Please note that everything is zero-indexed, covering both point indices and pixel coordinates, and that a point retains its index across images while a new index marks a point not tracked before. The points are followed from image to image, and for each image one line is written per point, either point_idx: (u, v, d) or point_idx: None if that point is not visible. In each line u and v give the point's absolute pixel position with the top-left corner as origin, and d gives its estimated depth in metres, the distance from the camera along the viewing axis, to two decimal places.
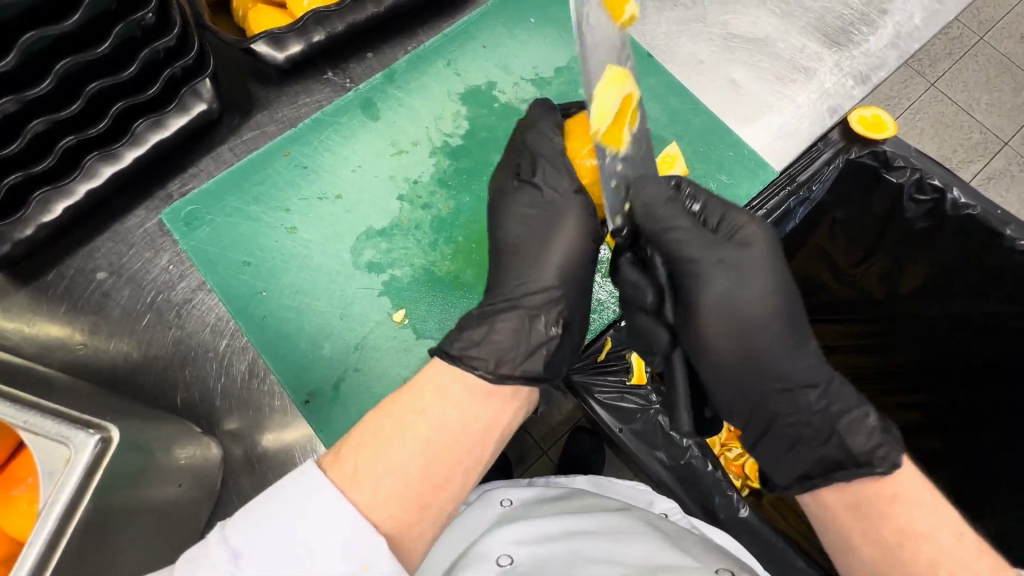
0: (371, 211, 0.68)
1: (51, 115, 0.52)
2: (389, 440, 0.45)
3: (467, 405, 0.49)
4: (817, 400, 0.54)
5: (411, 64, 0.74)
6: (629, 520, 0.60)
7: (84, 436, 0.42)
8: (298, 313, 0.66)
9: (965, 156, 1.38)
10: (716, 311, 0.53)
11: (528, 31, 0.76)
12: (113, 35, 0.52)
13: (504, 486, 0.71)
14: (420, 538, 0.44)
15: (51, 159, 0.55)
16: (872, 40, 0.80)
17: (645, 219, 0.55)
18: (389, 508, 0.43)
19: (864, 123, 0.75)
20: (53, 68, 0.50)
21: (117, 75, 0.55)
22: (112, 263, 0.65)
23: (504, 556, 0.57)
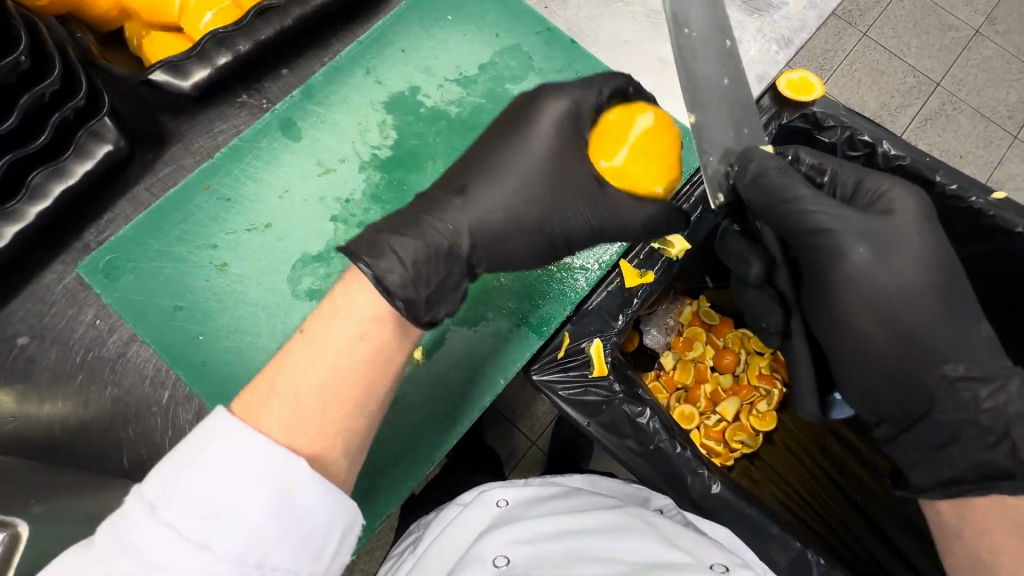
0: (305, 235, 0.65)
1: None
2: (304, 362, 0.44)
3: (358, 296, 0.47)
4: (987, 396, 0.53)
5: (329, 77, 0.70)
6: (629, 517, 0.59)
7: None
8: (239, 352, 0.62)
9: (902, 101, 1.42)
10: (868, 294, 0.54)
11: (446, 29, 0.74)
12: (18, 109, 0.51)
13: (502, 486, 0.69)
14: (341, 465, 0.46)
15: None
16: (790, 3, 0.80)
17: (970, 184, 0.74)
18: (293, 429, 0.43)
19: (793, 87, 0.78)
20: None
21: (25, 146, 0.54)
22: (33, 326, 0.62)
23: (500, 557, 0.56)
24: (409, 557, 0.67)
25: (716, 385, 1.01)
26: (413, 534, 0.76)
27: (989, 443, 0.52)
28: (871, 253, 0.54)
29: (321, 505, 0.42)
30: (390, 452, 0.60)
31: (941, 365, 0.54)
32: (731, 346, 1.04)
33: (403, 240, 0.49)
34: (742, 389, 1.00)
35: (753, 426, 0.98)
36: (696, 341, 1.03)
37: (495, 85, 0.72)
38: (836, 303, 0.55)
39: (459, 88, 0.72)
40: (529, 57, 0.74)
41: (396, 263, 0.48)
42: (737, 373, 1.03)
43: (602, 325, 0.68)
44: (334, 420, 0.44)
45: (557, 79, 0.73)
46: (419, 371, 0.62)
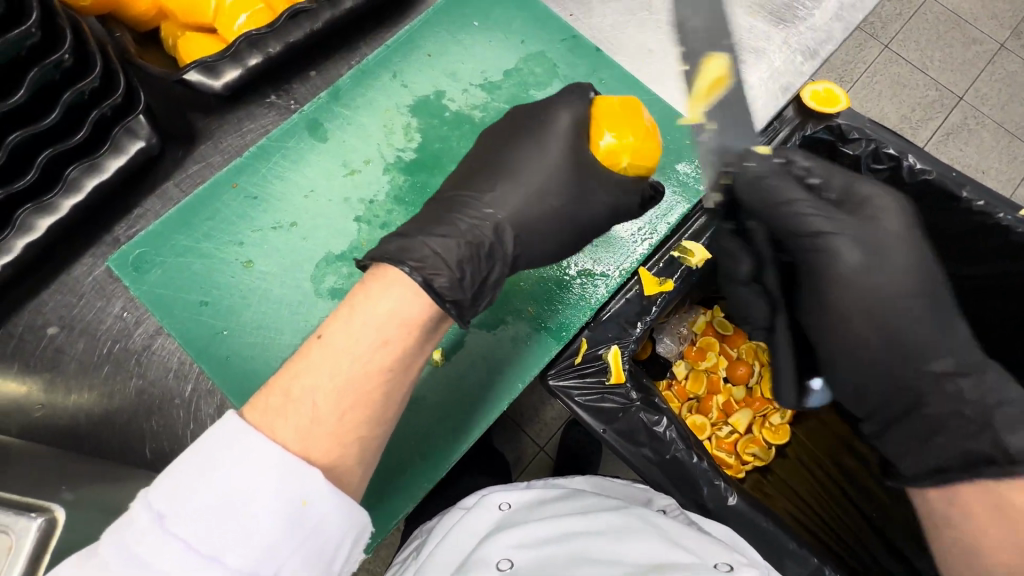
0: (328, 234, 0.66)
1: (6, 187, 0.53)
2: (320, 365, 0.45)
3: (381, 292, 0.48)
4: (970, 387, 0.56)
5: (356, 80, 0.72)
6: (631, 519, 0.58)
7: (25, 521, 0.38)
8: (263, 347, 0.62)
9: (923, 114, 1.40)
10: (855, 298, 0.58)
11: (473, 35, 0.75)
12: (61, 103, 0.53)
13: (503, 490, 0.69)
14: (353, 474, 0.46)
15: (34, 172, 0.54)
16: (817, 14, 0.80)
17: (996, 199, 0.74)
18: (303, 436, 0.43)
19: (817, 98, 0.78)
20: (37, 160, 0.54)
21: (66, 140, 0.55)
22: (63, 317, 0.63)
23: (504, 560, 0.56)
24: (416, 560, 0.67)
25: (728, 394, 1.00)
26: (417, 536, 0.76)
27: (975, 434, 0.55)
28: (863, 256, 0.58)
29: (327, 522, 0.42)
30: (408, 452, 0.60)
31: (929, 361, 0.57)
32: (744, 357, 1.01)
33: (444, 242, 0.52)
34: (756, 402, 0.99)
35: (765, 439, 0.99)
36: (709, 351, 1.01)
37: (519, 91, 0.73)
38: (825, 296, 0.60)
39: (484, 93, 0.73)
40: (554, 63, 0.74)
41: (442, 264, 0.51)
42: (751, 386, 1.01)
43: (619, 333, 0.68)
44: (348, 434, 0.44)
45: (581, 85, 0.74)
46: (437, 373, 0.62)
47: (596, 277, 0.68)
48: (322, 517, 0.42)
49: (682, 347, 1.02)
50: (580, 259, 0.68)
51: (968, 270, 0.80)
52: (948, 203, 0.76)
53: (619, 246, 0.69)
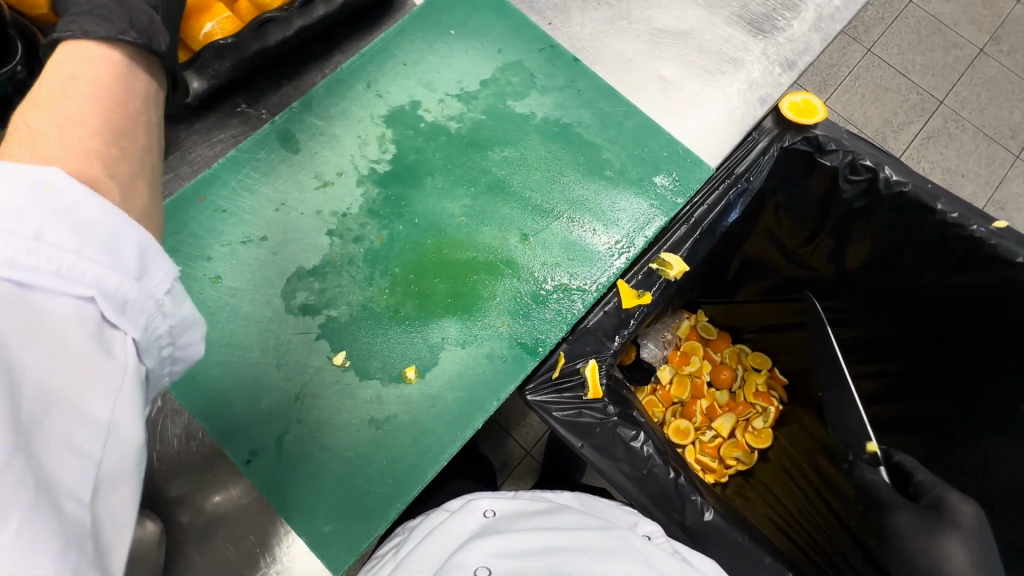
0: (300, 248, 0.64)
1: None
2: (35, 100, 0.31)
3: (77, 47, 0.35)
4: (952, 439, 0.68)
5: (329, 90, 0.70)
6: (616, 539, 0.58)
7: None
8: (231, 365, 0.60)
9: (905, 119, 1.42)
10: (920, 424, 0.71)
11: (449, 44, 0.74)
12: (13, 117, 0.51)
13: (491, 498, 0.69)
14: (135, 200, 0.33)
15: None
16: (795, 25, 0.80)
17: (970, 211, 0.75)
18: (51, 144, 0.30)
19: (795, 109, 0.78)
20: None
21: None
22: None
23: (482, 568, 0.54)
24: (391, 560, 0.66)
25: (712, 399, 1.01)
26: (397, 537, 0.75)
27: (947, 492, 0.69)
28: None
29: (122, 221, 0.30)
30: (380, 473, 0.58)
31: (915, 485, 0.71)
32: (728, 361, 1.05)
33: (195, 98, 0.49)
34: (739, 406, 1.02)
35: (748, 443, 1.00)
36: (693, 355, 1.03)
37: (496, 101, 0.72)
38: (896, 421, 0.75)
39: (460, 104, 0.71)
40: (532, 73, 0.74)
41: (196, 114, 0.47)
42: (733, 390, 1.04)
43: (598, 346, 0.68)
44: (113, 146, 0.32)
45: (559, 95, 0.73)
46: (410, 391, 0.61)
47: (571, 292, 0.66)
48: (107, 227, 0.29)
49: (666, 351, 1.00)
50: (554, 274, 0.66)
51: (943, 281, 0.81)
52: (924, 213, 0.77)
53: (597, 258, 0.67)
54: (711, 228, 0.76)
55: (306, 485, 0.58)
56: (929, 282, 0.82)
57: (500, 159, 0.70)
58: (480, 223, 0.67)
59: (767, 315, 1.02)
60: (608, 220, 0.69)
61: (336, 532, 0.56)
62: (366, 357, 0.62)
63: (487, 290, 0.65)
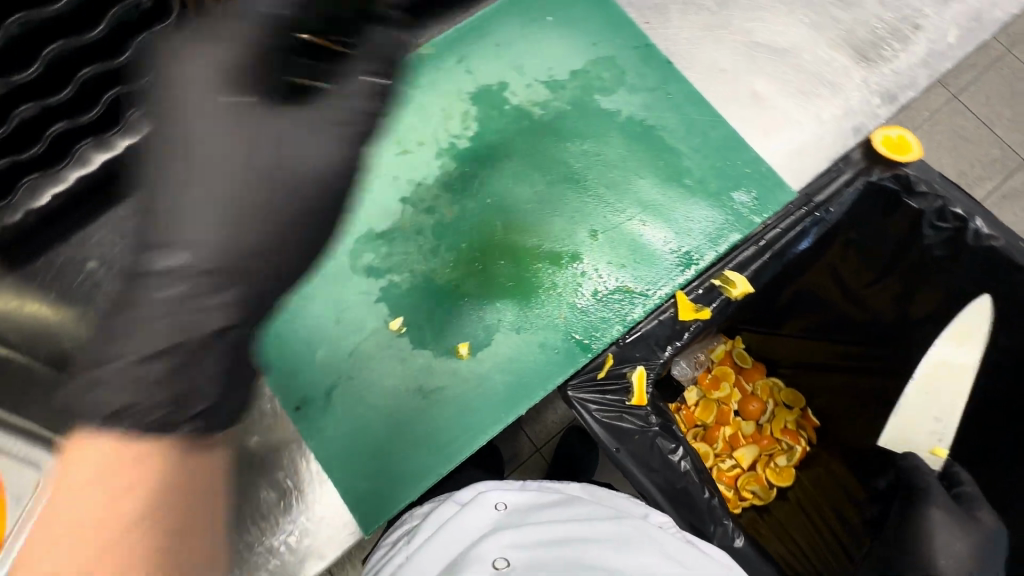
0: (372, 210, 0.65)
1: (72, 120, 0.55)
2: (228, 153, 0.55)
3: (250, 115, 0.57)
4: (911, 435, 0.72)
5: (421, 60, 0.71)
6: (631, 529, 0.58)
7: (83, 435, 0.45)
8: (293, 314, 0.62)
9: (983, 173, 1.34)
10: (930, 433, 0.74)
11: (545, 30, 0.73)
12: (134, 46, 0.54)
13: (501, 490, 0.66)
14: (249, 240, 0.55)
15: (99, 109, 0.56)
16: (902, 57, 0.77)
17: None
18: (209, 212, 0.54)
19: (888, 144, 0.75)
20: (104, 98, 0.56)
21: (133, 83, 0.57)
22: (104, 254, 0.65)
23: (501, 559, 0.55)
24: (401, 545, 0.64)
25: (738, 428, 0.95)
26: (404, 522, 0.72)
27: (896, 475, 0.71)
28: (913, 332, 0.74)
29: None
30: (418, 442, 0.59)
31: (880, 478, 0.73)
32: (760, 394, 0.98)
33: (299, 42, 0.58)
34: (764, 440, 0.95)
35: (768, 479, 0.94)
36: (723, 381, 0.97)
37: (583, 94, 0.71)
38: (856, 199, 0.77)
39: (547, 91, 0.71)
40: (623, 70, 0.73)
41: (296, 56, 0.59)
42: (761, 422, 0.97)
43: (647, 354, 0.66)
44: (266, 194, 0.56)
45: (648, 97, 0.72)
46: (460, 366, 0.61)
47: (631, 294, 0.65)
48: None
49: (696, 373, 0.96)
50: (618, 274, 0.65)
51: None
52: (1010, 273, 0.73)
53: (662, 266, 0.66)
54: (779, 254, 0.71)
55: (345, 440, 0.59)
56: (997, 345, 0.77)
57: (580, 152, 0.69)
58: (551, 212, 0.67)
59: (818, 352, 0.93)
60: (679, 229, 0.68)
61: (371, 490, 0.58)
62: (421, 326, 0.62)
63: (549, 280, 0.64)
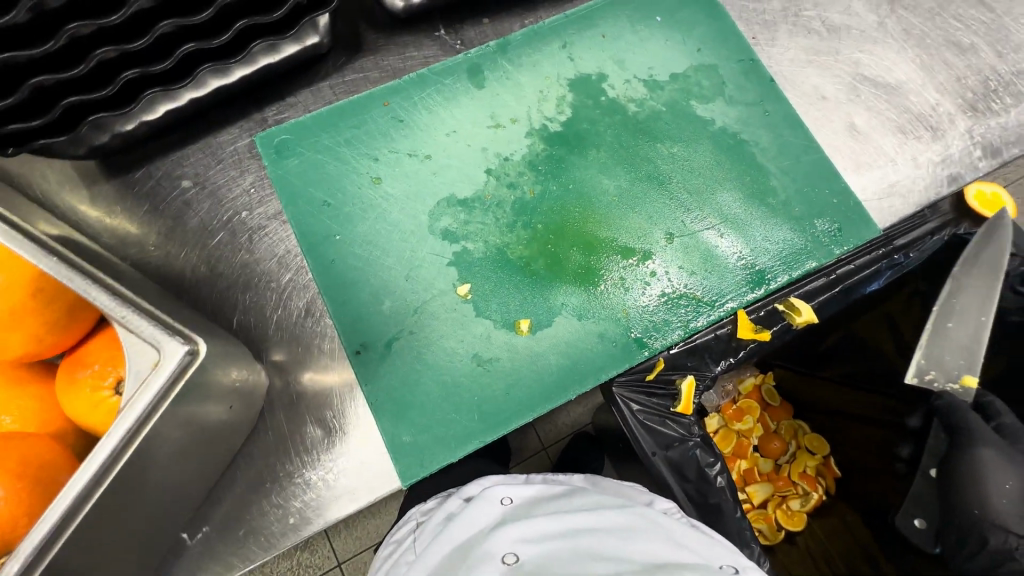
0: (457, 177, 0.67)
1: (203, 42, 0.56)
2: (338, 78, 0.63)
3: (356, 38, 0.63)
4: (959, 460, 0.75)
5: (527, 39, 0.72)
6: (635, 516, 0.59)
7: (175, 347, 0.45)
8: (366, 263, 0.64)
9: None
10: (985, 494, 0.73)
11: (652, 29, 0.73)
12: None
13: (505, 484, 0.67)
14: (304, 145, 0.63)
15: (228, 36, 0.57)
16: (1012, 112, 0.74)
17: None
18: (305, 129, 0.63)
19: (982, 199, 0.74)
20: (234, 26, 0.57)
21: (265, 15, 0.58)
22: (198, 175, 0.68)
23: (511, 554, 0.55)
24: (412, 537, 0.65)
25: (753, 463, 0.93)
26: (409, 517, 0.72)
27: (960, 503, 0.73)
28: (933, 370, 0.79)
29: None
30: (466, 408, 0.60)
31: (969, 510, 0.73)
32: (782, 433, 0.96)
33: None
34: (778, 480, 0.92)
35: (777, 520, 0.91)
36: (747, 414, 0.94)
37: (680, 98, 0.71)
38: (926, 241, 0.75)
39: (645, 89, 0.71)
40: (724, 81, 0.72)
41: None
42: (779, 462, 0.94)
43: (699, 364, 0.67)
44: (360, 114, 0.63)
45: (744, 111, 0.71)
46: (519, 341, 0.62)
47: (698, 303, 0.65)
48: None
49: (723, 402, 0.93)
50: (688, 281, 0.65)
51: None
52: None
53: (733, 281, 0.66)
54: (848, 291, 0.72)
55: (395, 391, 0.60)
56: None
57: (667, 154, 0.69)
58: (630, 208, 0.67)
59: (852, 402, 0.89)
60: (755, 247, 0.67)
61: (415, 445, 0.59)
62: (486, 296, 0.63)
63: (618, 274, 0.65)
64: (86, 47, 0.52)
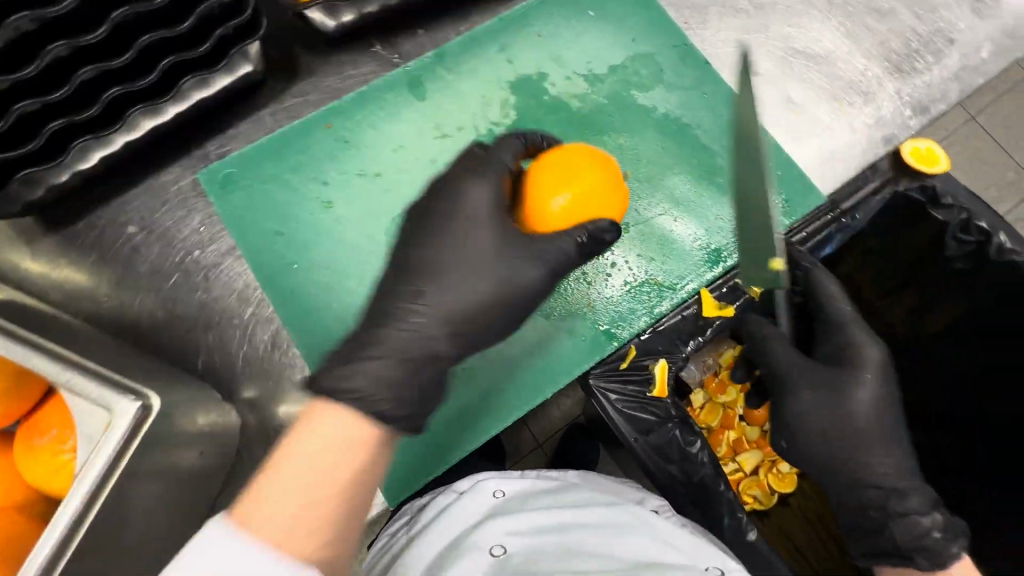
0: (410, 192, 0.67)
1: (128, 85, 0.55)
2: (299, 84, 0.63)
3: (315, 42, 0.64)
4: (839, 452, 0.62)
5: (463, 46, 0.72)
6: (624, 515, 0.61)
7: (126, 404, 0.44)
8: (329, 289, 0.64)
9: (997, 195, 1.28)
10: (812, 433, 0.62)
11: (586, 24, 0.74)
12: (195, 14, 0.53)
13: (499, 476, 0.68)
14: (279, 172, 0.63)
15: (154, 76, 0.55)
16: (935, 70, 0.78)
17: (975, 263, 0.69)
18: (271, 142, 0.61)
19: (916, 156, 0.72)
20: (159, 65, 0.55)
21: (191, 51, 0.57)
22: (143, 219, 0.66)
23: (497, 547, 0.59)
24: (405, 534, 0.66)
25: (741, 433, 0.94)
26: (404, 512, 0.72)
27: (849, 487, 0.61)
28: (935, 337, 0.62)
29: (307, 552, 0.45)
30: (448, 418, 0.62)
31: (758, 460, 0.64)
32: None
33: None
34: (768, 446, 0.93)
35: (769, 484, 0.94)
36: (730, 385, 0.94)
37: (621, 89, 0.72)
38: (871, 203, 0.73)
39: (585, 84, 0.72)
40: (661, 68, 0.74)
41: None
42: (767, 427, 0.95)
43: (669, 347, 0.66)
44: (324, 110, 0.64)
45: (684, 95, 0.73)
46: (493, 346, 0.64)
47: (660, 287, 0.67)
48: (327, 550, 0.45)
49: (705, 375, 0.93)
50: (649, 268, 0.67)
51: None
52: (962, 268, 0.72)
53: (693, 261, 0.68)
54: (804, 257, 0.74)
55: None
56: None
57: (615, 146, 0.70)
58: None
59: None
60: (710, 226, 0.69)
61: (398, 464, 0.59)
62: None
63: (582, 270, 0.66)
64: (3, 102, 0.50)
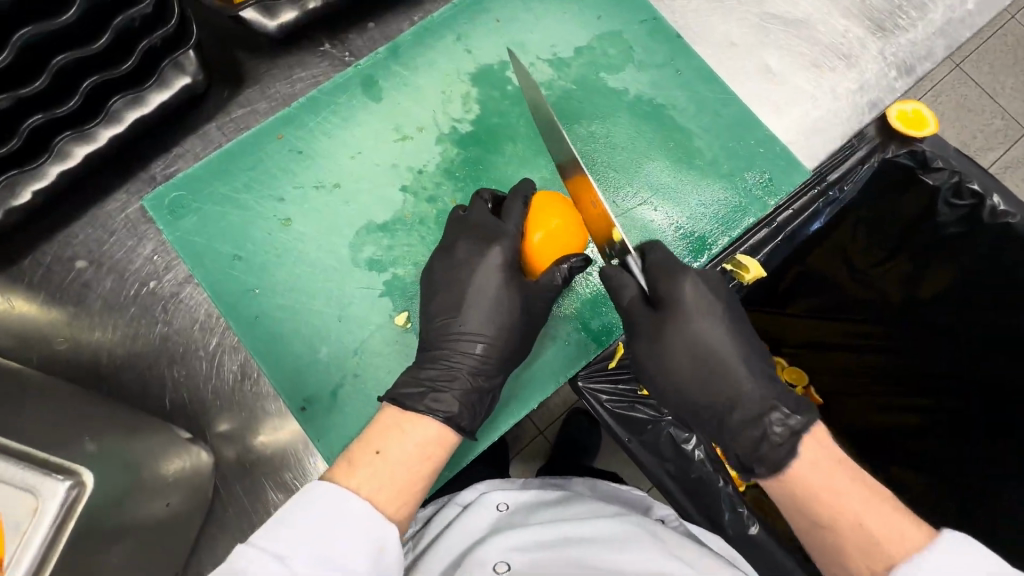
0: (372, 201, 0.63)
1: (49, 112, 0.50)
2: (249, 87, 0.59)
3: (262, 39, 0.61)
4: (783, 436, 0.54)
5: (417, 38, 0.67)
6: (628, 523, 0.58)
7: (53, 485, 0.37)
8: (294, 312, 0.60)
9: (984, 143, 1.23)
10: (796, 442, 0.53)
11: (547, 4, 0.69)
12: (111, 28, 0.49)
13: (502, 489, 0.67)
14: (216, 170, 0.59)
15: (77, 100, 0.51)
16: (918, 26, 0.73)
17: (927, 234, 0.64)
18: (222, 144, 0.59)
19: (904, 119, 0.68)
20: (80, 87, 0.51)
21: (113, 69, 0.52)
22: (92, 252, 0.62)
23: (501, 563, 0.55)
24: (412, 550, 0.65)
25: None
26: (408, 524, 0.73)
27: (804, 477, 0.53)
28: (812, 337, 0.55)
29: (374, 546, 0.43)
30: None
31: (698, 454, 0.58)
32: None
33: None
34: None
35: None
36: None
37: (588, 72, 0.68)
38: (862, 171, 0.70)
39: (550, 70, 0.68)
40: (630, 46, 0.69)
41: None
42: None
43: None
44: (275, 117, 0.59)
45: (656, 73, 0.69)
46: None
47: None
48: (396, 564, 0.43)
49: None
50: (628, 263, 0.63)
51: None
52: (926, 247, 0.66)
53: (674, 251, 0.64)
54: (794, 236, 0.68)
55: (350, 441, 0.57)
56: None
57: (587, 135, 0.66)
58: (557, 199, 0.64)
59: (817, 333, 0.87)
60: (691, 213, 0.66)
61: None
62: None
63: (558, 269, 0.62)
64: None
